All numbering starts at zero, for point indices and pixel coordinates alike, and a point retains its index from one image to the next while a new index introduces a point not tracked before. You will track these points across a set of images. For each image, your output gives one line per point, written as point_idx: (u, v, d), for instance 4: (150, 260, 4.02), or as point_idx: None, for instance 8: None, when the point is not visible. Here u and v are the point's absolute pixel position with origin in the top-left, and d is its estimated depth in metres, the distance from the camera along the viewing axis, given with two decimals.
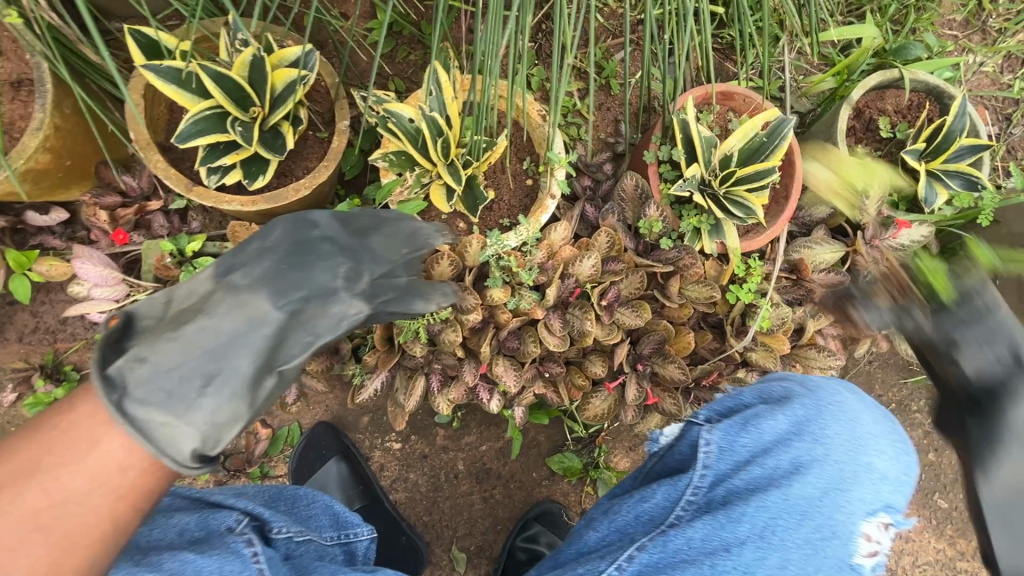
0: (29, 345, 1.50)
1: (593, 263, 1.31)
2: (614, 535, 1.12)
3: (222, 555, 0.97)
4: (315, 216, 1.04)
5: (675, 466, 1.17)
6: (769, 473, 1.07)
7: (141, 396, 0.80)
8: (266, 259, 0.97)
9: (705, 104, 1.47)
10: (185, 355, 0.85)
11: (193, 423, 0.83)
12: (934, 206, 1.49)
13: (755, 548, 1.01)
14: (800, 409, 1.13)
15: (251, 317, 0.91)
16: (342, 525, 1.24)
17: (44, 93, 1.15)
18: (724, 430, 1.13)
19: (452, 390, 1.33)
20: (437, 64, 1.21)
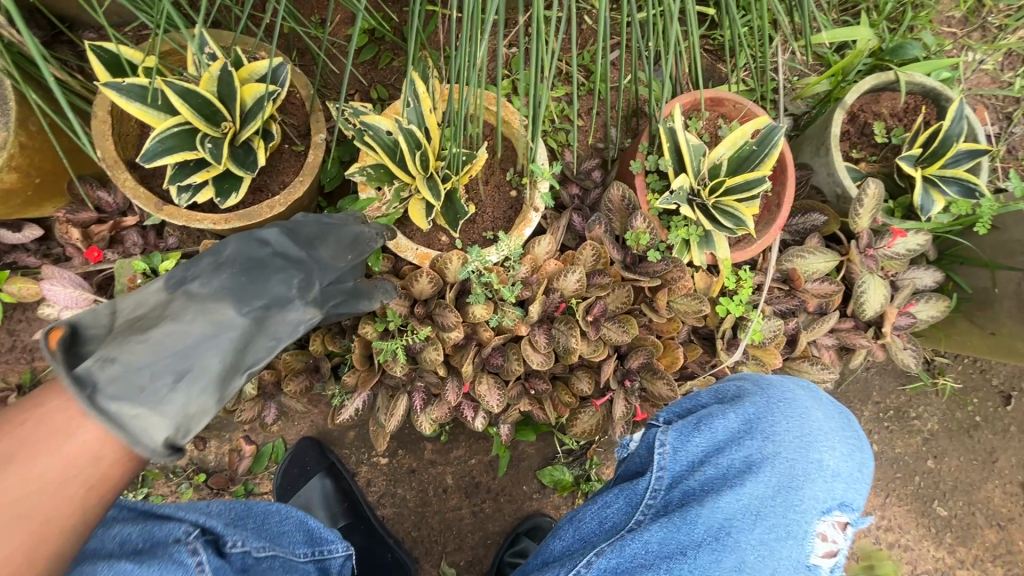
0: (5, 364, 1.47)
1: (579, 277, 1.27)
2: (578, 543, 1.12)
3: (163, 565, 0.94)
4: (265, 231, 1.06)
5: (638, 469, 1.16)
6: (722, 473, 1.05)
7: (111, 392, 0.82)
8: (222, 274, 0.99)
9: (694, 111, 1.43)
10: (152, 355, 0.87)
11: (165, 416, 0.85)
12: (931, 214, 1.44)
13: (711, 551, 0.98)
14: (751, 407, 1.09)
15: (215, 322, 0.94)
16: (317, 541, 1.21)
17: (8, 111, 1.11)
18: (678, 430, 1.10)
19: (435, 409, 1.30)
20: (413, 75, 1.17)
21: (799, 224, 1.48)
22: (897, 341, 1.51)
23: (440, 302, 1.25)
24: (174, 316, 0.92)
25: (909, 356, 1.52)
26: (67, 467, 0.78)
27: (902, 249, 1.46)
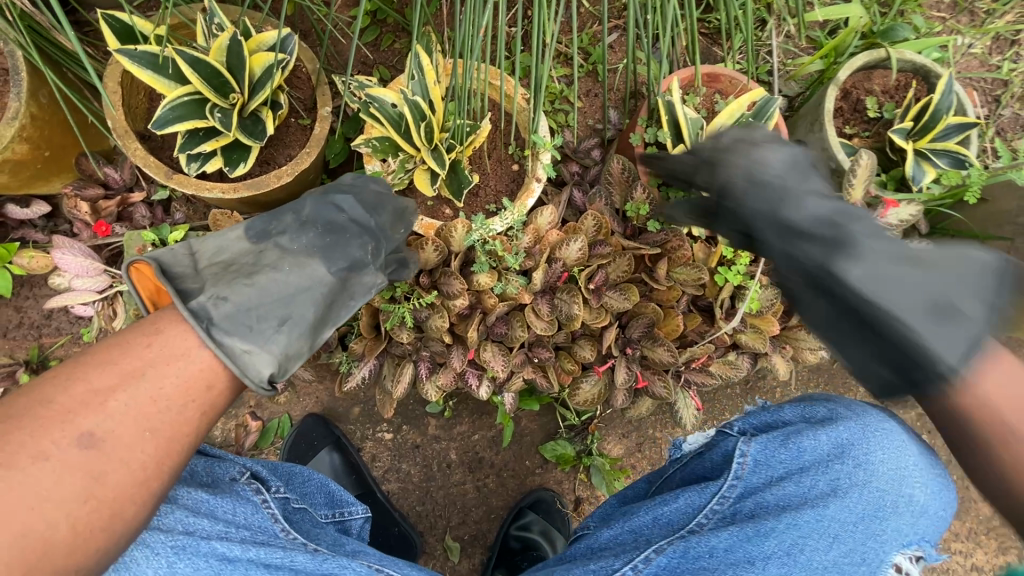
0: (13, 340, 1.49)
1: (580, 246, 1.30)
2: (628, 535, 1.06)
3: (232, 499, 1.01)
4: (340, 197, 1.06)
5: (708, 474, 1.13)
6: (804, 492, 1.01)
7: (226, 327, 0.84)
8: (308, 232, 1.01)
9: (691, 87, 1.46)
10: (258, 297, 0.89)
11: (272, 354, 0.87)
12: (923, 185, 1.48)
13: (781, 564, 0.94)
14: (846, 431, 1.05)
15: (304, 274, 0.96)
16: (338, 504, 1.24)
17: (20, 82, 1.13)
18: (762, 443, 1.07)
19: (440, 377, 1.32)
20: (418, 47, 1.20)
21: None
22: None
23: (444, 271, 1.28)
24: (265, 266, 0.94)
25: None
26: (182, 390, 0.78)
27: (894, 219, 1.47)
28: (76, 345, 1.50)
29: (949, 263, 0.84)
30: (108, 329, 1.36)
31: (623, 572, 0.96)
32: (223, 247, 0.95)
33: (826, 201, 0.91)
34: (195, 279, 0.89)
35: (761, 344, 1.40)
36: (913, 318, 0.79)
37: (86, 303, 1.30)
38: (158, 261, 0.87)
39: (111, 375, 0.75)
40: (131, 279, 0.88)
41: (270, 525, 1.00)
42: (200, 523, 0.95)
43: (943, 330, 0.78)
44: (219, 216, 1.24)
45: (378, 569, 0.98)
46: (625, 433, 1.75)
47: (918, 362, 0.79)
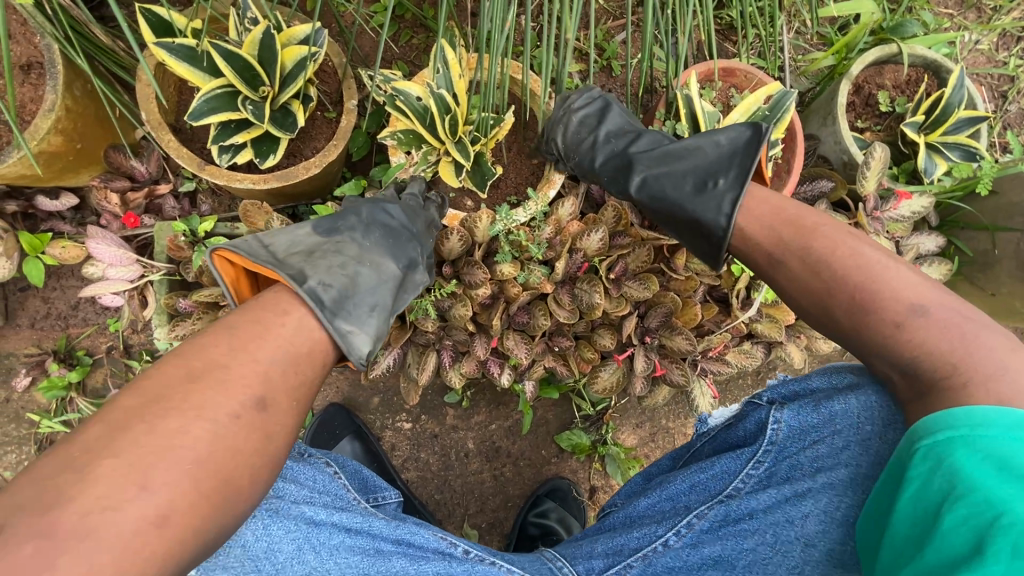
0: (42, 330, 1.51)
1: (601, 237, 1.32)
2: (665, 502, 1.09)
3: (312, 468, 1.08)
4: (389, 205, 1.17)
5: (740, 442, 1.09)
6: (835, 453, 0.92)
7: (336, 310, 0.91)
8: (373, 231, 1.10)
9: (708, 81, 1.49)
10: (351, 284, 0.97)
11: (369, 335, 0.95)
12: (934, 177, 1.52)
13: (819, 521, 0.90)
14: (873, 391, 0.92)
15: (381, 266, 1.04)
16: (371, 489, 1.25)
17: (56, 75, 1.15)
18: (793, 409, 1.01)
19: (464, 364, 1.36)
20: (444, 41, 1.22)
21: (808, 191, 1.53)
22: None
23: (468, 261, 1.31)
24: (348, 257, 1.01)
25: None
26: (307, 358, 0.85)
27: (906, 211, 1.52)
28: (103, 336, 1.53)
29: (693, 153, 1.14)
30: (138, 319, 1.38)
31: (665, 538, 1.03)
32: (296, 241, 1.01)
33: (621, 136, 1.26)
34: (286, 267, 0.93)
35: (777, 333, 1.43)
36: (686, 201, 1.12)
37: (117, 293, 1.33)
38: (249, 253, 0.90)
39: (240, 352, 0.78)
40: (216, 268, 0.89)
41: (345, 494, 1.08)
42: (289, 488, 1.00)
43: (701, 199, 1.10)
44: (250, 207, 1.25)
45: (445, 536, 1.07)
46: (639, 422, 1.78)
47: (699, 229, 1.11)
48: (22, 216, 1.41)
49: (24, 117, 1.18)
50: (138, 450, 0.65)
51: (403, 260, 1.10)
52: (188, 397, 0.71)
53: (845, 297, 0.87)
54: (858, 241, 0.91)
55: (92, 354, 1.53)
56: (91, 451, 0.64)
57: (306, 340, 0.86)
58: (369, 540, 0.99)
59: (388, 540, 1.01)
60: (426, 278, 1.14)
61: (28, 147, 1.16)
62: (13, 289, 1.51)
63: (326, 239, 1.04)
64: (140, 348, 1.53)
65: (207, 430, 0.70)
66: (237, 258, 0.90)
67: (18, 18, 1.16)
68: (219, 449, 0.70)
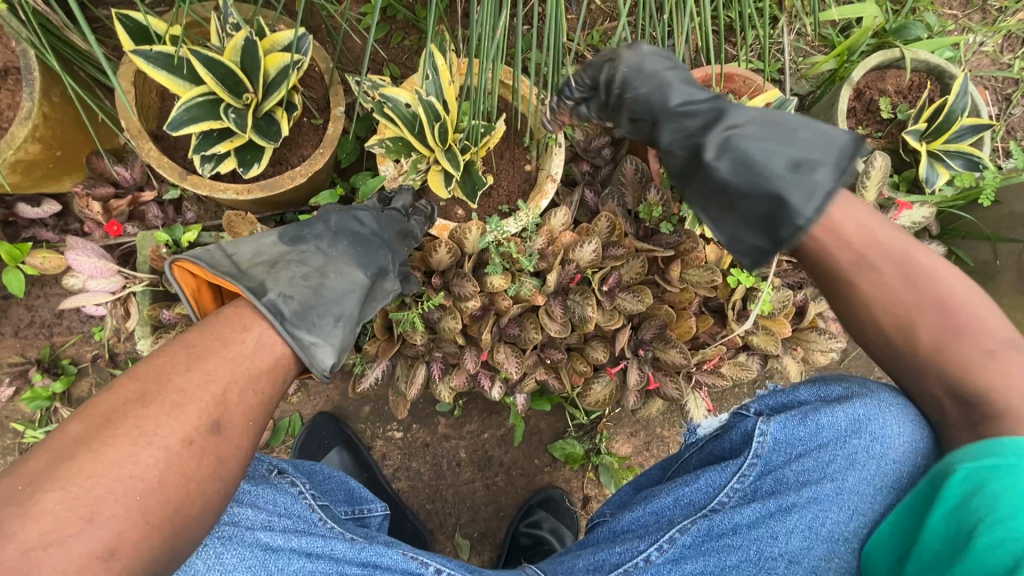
0: (25, 339, 1.49)
1: (594, 248, 1.29)
2: (649, 517, 1.06)
3: (273, 490, 1.04)
4: (361, 212, 1.14)
5: (725, 453, 1.11)
6: (822, 467, 0.98)
7: (295, 322, 0.91)
8: (341, 239, 1.07)
9: (705, 86, 1.44)
10: (314, 295, 0.95)
11: (333, 346, 0.94)
12: (935, 186, 1.48)
13: (802, 537, 0.94)
14: (862, 407, 1.00)
15: (348, 275, 1.02)
16: (357, 501, 1.24)
17: (31, 81, 1.12)
18: (781, 421, 1.03)
19: (453, 378, 1.33)
20: (433, 47, 1.18)
21: None
22: None
23: (457, 272, 1.28)
24: (312, 267, 1.00)
25: None
26: (271, 373, 0.86)
27: (907, 222, 1.50)
28: (88, 345, 1.50)
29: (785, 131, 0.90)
30: (123, 329, 1.36)
31: (647, 553, 0.99)
32: (259, 250, 1.00)
33: (690, 93, 0.97)
34: (245, 278, 0.92)
35: (773, 346, 1.40)
36: (773, 179, 0.87)
37: (100, 303, 1.31)
38: (211, 265, 0.90)
39: (197, 370, 0.78)
40: (175, 279, 0.89)
41: (310, 514, 1.05)
42: (245, 513, 0.97)
43: (794, 180, 0.86)
44: (233, 218, 1.22)
45: (413, 556, 1.03)
46: (633, 431, 1.76)
47: (776, 216, 0.88)
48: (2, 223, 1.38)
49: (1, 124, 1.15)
50: (78, 483, 0.65)
51: (372, 269, 1.07)
52: (138, 422, 0.71)
53: (933, 318, 0.85)
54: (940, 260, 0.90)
55: (77, 363, 1.50)
56: (33, 484, 0.64)
57: (269, 358, 0.86)
58: (330, 564, 0.97)
59: (352, 563, 0.99)
60: (397, 286, 1.12)
61: (4, 155, 1.13)
62: None
63: (291, 248, 1.02)
64: (125, 357, 1.50)
65: (156, 458, 0.70)
66: (198, 272, 0.91)
67: None
68: (165, 479, 0.69)
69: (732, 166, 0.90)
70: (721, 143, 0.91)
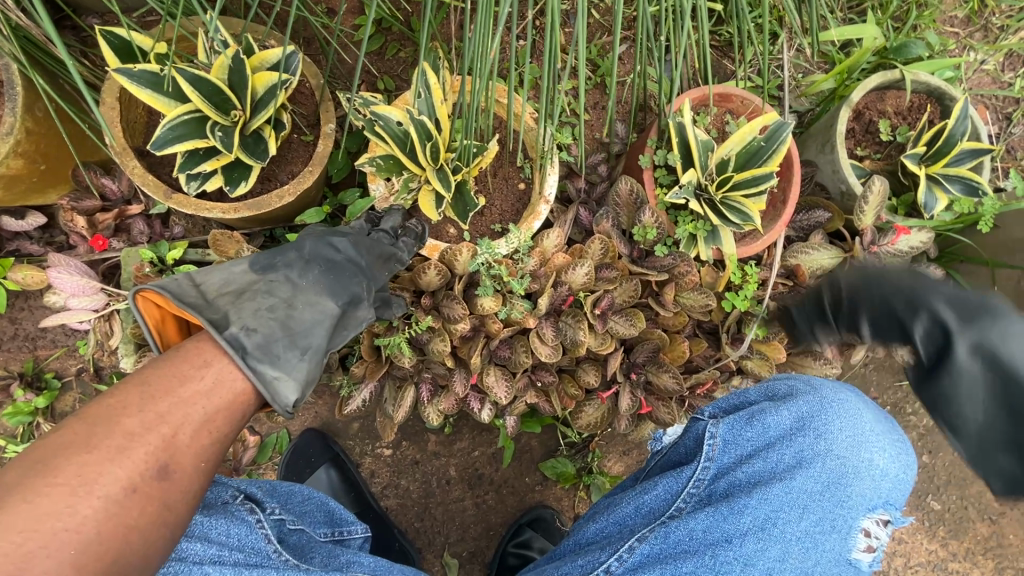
0: (7, 352, 1.46)
1: (587, 271, 1.27)
2: (612, 527, 1.08)
3: (228, 519, 1.01)
4: (336, 238, 1.09)
5: (681, 459, 1.13)
6: (771, 467, 1.03)
7: (258, 356, 0.89)
8: (313, 268, 1.04)
9: (702, 106, 1.43)
10: (280, 330, 0.93)
11: (297, 381, 0.92)
12: (934, 212, 1.46)
13: (757, 539, 0.98)
14: (805, 405, 1.06)
15: (317, 305, 1.00)
16: (336, 522, 1.22)
17: (15, 96, 1.10)
18: (729, 423, 1.08)
19: (442, 401, 1.31)
20: (425, 65, 1.17)
21: (803, 221, 1.47)
22: None
23: (447, 294, 1.26)
24: (280, 298, 0.97)
25: None
26: (229, 411, 0.85)
27: (904, 246, 1.47)
28: (72, 358, 1.48)
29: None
30: (106, 345, 1.34)
31: (608, 564, 0.99)
32: (229, 279, 0.97)
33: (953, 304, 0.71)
34: (211, 308, 0.91)
35: (768, 371, 1.38)
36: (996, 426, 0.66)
37: (83, 320, 1.29)
38: (175, 295, 0.87)
39: (150, 412, 0.77)
40: (137, 310, 0.86)
41: (265, 546, 1.01)
42: (194, 547, 0.93)
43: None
44: (220, 236, 1.20)
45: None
46: (626, 451, 1.73)
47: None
48: None
49: None
50: (10, 536, 0.64)
51: (343, 299, 1.04)
52: (79, 470, 0.70)
53: None
54: None
55: (61, 377, 1.48)
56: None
57: None
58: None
59: None
60: (371, 315, 1.09)
61: None
62: None
63: (261, 278, 0.99)
64: (110, 371, 1.48)
65: (94, 508, 0.69)
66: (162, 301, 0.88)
67: None
68: (104, 529, 0.69)
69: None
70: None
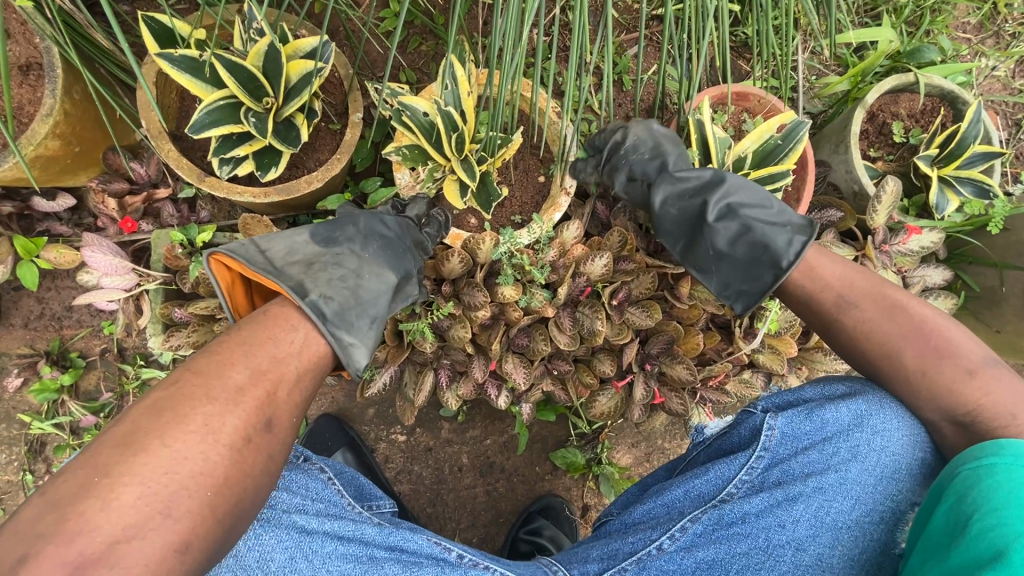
0: (34, 331, 1.49)
1: (606, 263, 1.30)
2: (660, 509, 1.09)
3: (304, 475, 1.10)
4: (386, 215, 1.15)
5: (733, 448, 1.14)
6: (827, 458, 1.04)
7: (337, 323, 0.91)
8: (372, 243, 1.07)
9: (720, 104, 1.46)
10: (352, 299, 0.96)
11: (367, 347, 0.96)
12: (946, 213, 1.49)
13: (809, 525, 1.00)
14: (867, 404, 1.05)
15: (380, 276, 1.03)
16: (364, 497, 1.21)
17: (55, 78, 1.13)
18: (788, 417, 1.09)
19: (461, 386, 1.36)
20: (453, 57, 1.18)
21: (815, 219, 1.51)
22: None
23: (469, 282, 1.29)
24: (348, 269, 0.99)
25: None
26: (313, 373, 0.87)
27: (914, 246, 1.51)
28: (97, 339, 1.51)
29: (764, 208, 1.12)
30: (133, 325, 1.38)
31: (660, 542, 1.04)
32: (292, 247, 0.99)
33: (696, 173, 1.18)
34: (281, 275, 0.92)
35: (779, 365, 1.40)
36: (755, 237, 1.10)
37: (113, 300, 1.33)
38: (247, 259, 0.90)
39: (250, 367, 0.79)
40: (211, 272, 0.88)
41: (338, 499, 1.09)
42: (281, 496, 1.02)
43: (773, 231, 1.09)
44: (249, 220, 1.24)
45: (437, 541, 1.08)
46: (635, 443, 1.76)
47: (764, 262, 1.09)
48: (17, 216, 1.39)
49: (22, 119, 1.16)
50: (157, 477, 0.67)
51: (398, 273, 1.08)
52: (205, 420, 0.72)
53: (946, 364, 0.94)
54: (922, 301, 1.01)
55: (85, 357, 1.51)
56: (110, 476, 0.65)
57: (308, 357, 0.87)
58: (361, 547, 1.02)
59: (380, 546, 1.03)
60: (418, 291, 1.13)
61: (25, 152, 1.14)
62: (7, 288, 1.48)
63: (324, 248, 1.02)
64: (134, 352, 1.51)
65: (223, 455, 0.72)
66: (232, 265, 0.89)
67: (16, 17, 1.13)
68: (231, 474, 0.72)
69: (735, 227, 1.12)
70: (722, 207, 1.13)
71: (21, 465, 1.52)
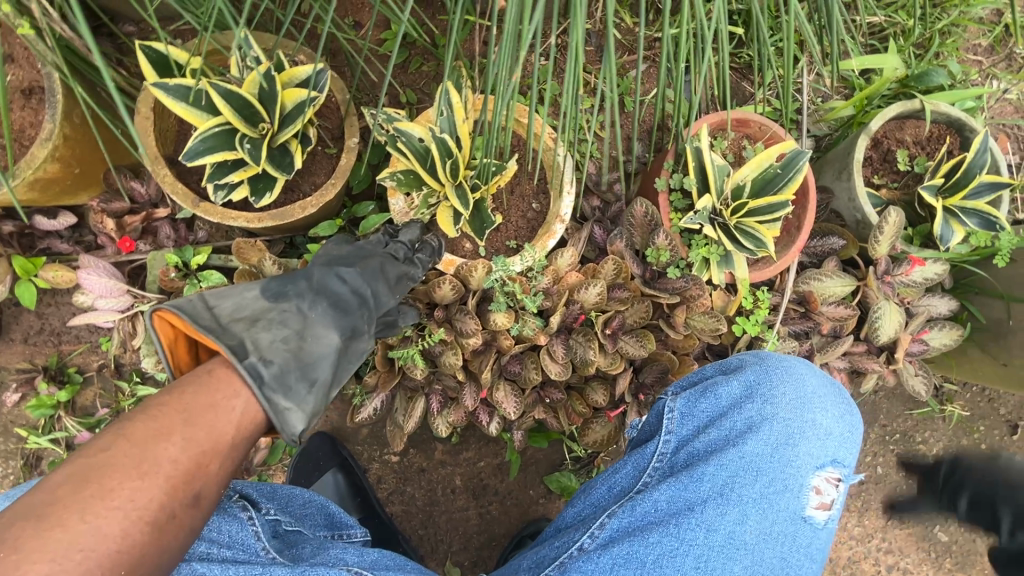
0: (33, 346, 1.51)
1: (599, 291, 1.30)
2: (588, 509, 1.11)
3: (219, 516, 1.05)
4: (343, 268, 1.12)
5: (643, 441, 1.17)
6: (725, 434, 1.07)
7: (275, 388, 0.90)
8: (322, 300, 1.05)
9: (720, 130, 1.44)
10: (294, 361, 0.94)
11: (307, 411, 0.95)
12: (950, 244, 1.46)
13: (716, 505, 1.01)
14: (752, 374, 1.11)
15: (326, 335, 1.01)
16: (336, 526, 1.25)
17: (55, 103, 1.15)
18: (685, 396, 1.12)
19: (452, 413, 1.34)
20: (449, 84, 1.17)
21: (817, 247, 1.49)
22: (909, 367, 1.54)
23: (461, 308, 1.29)
24: (292, 329, 0.98)
25: (919, 381, 1.55)
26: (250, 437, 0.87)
27: (919, 277, 1.49)
28: (94, 355, 1.52)
29: None
30: (128, 345, 1.39)
31: (581, 543, 1.03)
32: (241, 304, 0.98)
33: None
34: (224, 335, 0.91)
35: None
36: None
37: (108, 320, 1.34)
38: (192, 319, 0.89)
39: (185, 438, 0.79)
40: (154, 329, 0.88)
41: (253, 543, 1.03)
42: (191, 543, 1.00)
43: None
44: (243, 244, 1.25)
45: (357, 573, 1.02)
46: None
47: None
48: (19, 235, 1.41)
49: (23, 142, 1.18)
50: (71, 556, 0.67)
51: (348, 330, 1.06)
52: (132, 495, 0.72)
53: None
54: None
55: (83, 372, 1.52)
56: (20, 553, 0.65)
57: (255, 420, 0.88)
58: None
59: None
60: (372, 344, 1.11)
61: (23, 175, 1.15)
62: (8, 303, 1.50)
63: (272, 305, 1.01)
64: (131, 368, 1.52)
65: (143, 534, 0.72)
66: (176, 322, 0.90)
67: (19, 42, 1.15)
68: (147, 552, 0.72)
69: None
70: None
71: (17, 479, 1.53)
